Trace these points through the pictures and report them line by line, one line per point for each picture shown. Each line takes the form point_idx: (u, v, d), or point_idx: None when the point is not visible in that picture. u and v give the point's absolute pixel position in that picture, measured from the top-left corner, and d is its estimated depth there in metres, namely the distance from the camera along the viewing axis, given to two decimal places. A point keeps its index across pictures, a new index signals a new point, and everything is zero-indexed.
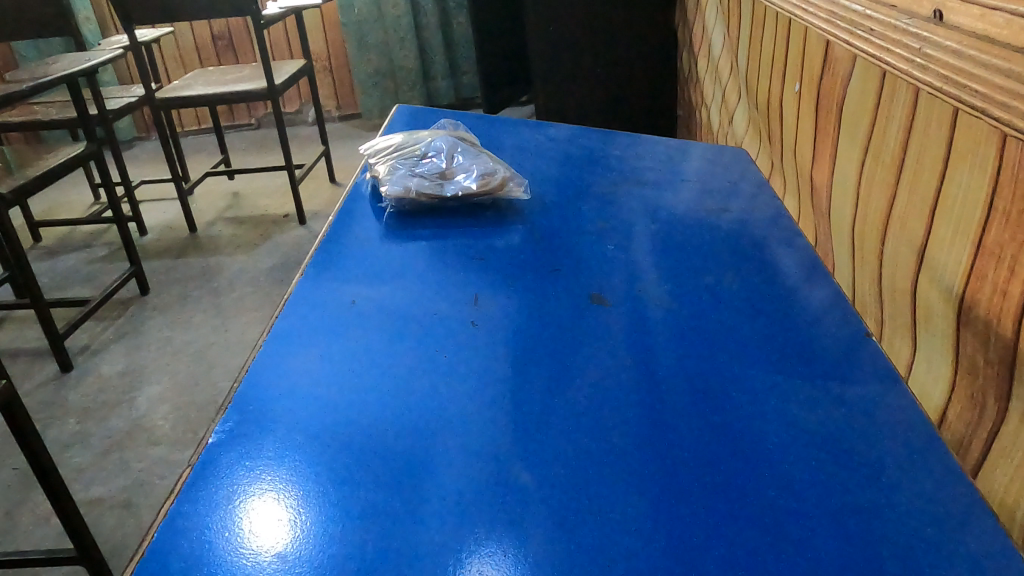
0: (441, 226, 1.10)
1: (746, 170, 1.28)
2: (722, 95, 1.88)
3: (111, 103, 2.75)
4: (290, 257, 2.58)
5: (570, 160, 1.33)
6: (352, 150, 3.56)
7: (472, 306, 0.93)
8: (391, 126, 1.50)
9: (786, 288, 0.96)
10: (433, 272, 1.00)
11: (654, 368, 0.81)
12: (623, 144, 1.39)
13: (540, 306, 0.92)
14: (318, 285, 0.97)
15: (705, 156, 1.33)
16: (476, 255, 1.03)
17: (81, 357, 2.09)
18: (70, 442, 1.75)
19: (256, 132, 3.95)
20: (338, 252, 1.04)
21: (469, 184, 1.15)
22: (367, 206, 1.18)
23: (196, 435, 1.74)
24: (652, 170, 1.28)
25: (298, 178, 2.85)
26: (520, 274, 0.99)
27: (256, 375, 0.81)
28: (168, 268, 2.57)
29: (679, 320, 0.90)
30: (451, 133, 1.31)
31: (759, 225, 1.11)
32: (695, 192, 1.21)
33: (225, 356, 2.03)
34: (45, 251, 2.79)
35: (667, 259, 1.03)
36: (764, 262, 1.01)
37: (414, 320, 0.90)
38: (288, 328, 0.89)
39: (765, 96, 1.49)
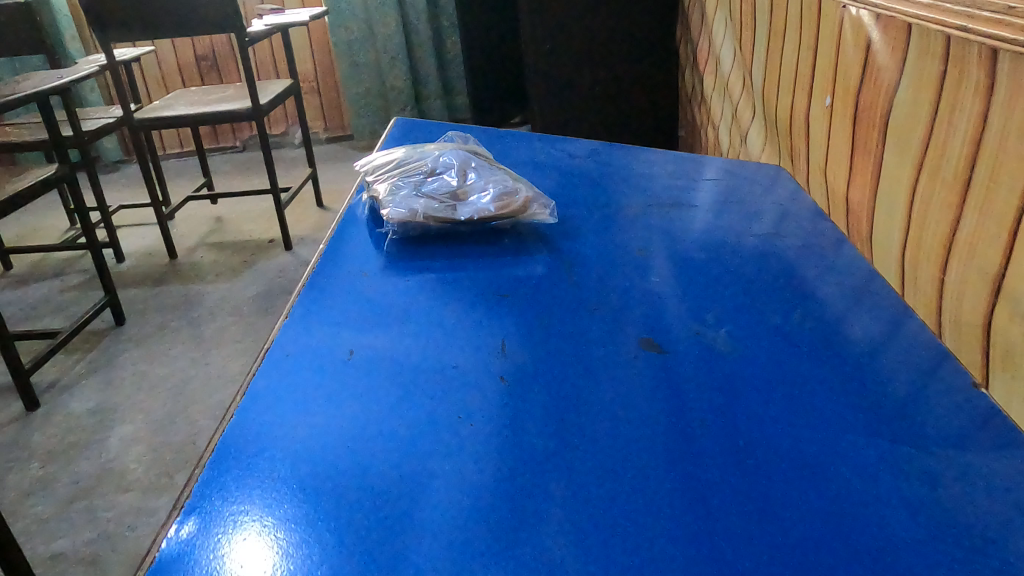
0: (452, 258, 0.98)
1: (772, 188, 1.17)
2: (732, 113, 1.79)
3: (88, 124, 2.62)
4: (275, 284, 2.45)
5: (580, 179, 1.22)
6: (340, 173, 3.45)
7: (497, 351, 0.80)
8: (389, 139, 1.39)
9: (833, 318, 0.84)
10: (445, 313, 0.86)
11: (716, 424, 0.68)
12: (639, 161, 1.28)
13: (574, 352, 0.79)
14: (308, 326, 0.84)
15: (727, 173, 1.23)
16: (495, 291, 0.90)
17: (49, 393, 1.95)
18: (32, 489, 1.61)
19: (242, 155, 3.84)
20: (330, 287, 0.92)
21: (487, 205, 1.03)
22: (364, 232, 1.06)
23: (171, 480, 1.60)
24: (678, 191, 1.17)
25: (283, 203, 2.73)
26: (549, 314, 0.86)
27: (236, 435, 0.68)
28: (145, 297, 2.44)
29: (739, 365, 0.77)
30: (462, 147, 1.20)
31: (793, 247, 1.00)
32: (722, 213, 1.10)
33: (204, 392, 1.89)
34: (15, 279, 2.65)
35: (710, 292, 0.90)
36: (807, 289, 0.90)
37: (427, 369, 0.77)
38: (274, 378, 0.76)
39: (786, 113, 1.39)
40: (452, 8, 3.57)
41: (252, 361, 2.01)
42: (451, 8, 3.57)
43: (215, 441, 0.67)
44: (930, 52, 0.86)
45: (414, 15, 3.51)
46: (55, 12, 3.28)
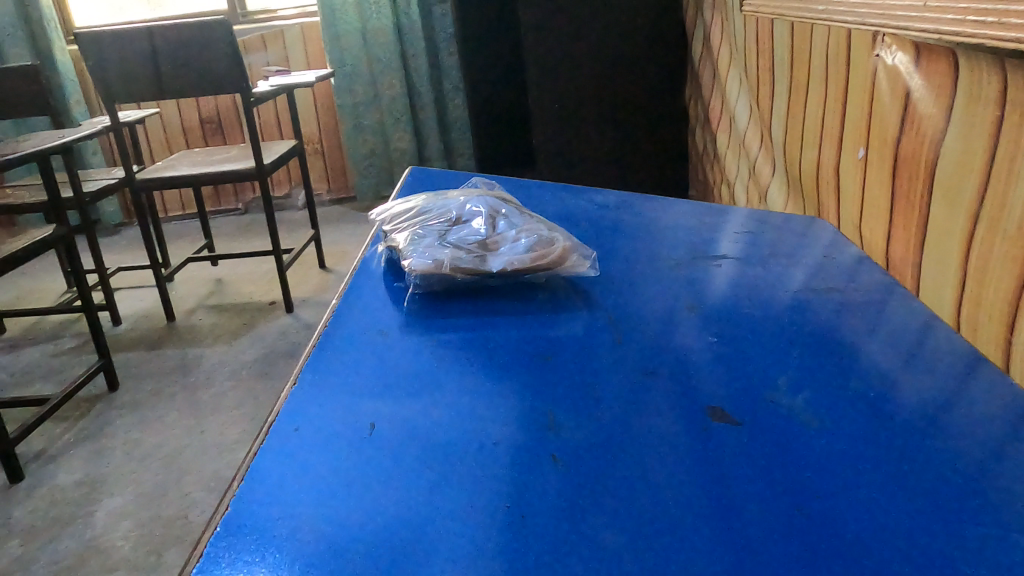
0: (478, 316, 0.90)
1: (810, 239, 1.10)
2: (750, 169, 1.75)
3: (88, 186, 2.59)
4: (276, 347, 2.38)
5: (601, 230, 1.16)
6: (343, 234, 3.40)
7: (545, 424, 0.69)
8: (404, 188, 1.35)
9: (891, 368, 0.77)
10: (482, 381, 0.77)
11: (818, 513, 0.57)
12: (669, 212, 1.22)
13: (635, 424, 0.69)
14: (320, 397, 0.75)
15: (759, 223, 1.17)
16: (534, 356, 0.81)
17: (35, 464, 1.85)
18: (10, 569, 1.51)
19: (244, 216, 3.81)
20: (343, 348, 0.84)
21: (520, 256, 0.96)
22: (381, 287, 0.99)
23: (160, 558, 1.49)
24: (716, 243, 1.10)
25: (286, 264, 2.67)
26: (599, 381, 0.76)
27: (238, 524, 0.59)
28: (141, 361, 2.35)
29: (830, 437, 0.66)
30: (490, 195, 1.14)
31: (836, 293, 0.93)
32: (762, 264, 1.02)
33: (198, 461, 1.79)
34: (7, 343, 2.57)
35: (770, 349, 0.81)
36: (860, 337, 0.83)
37: (463, 448, 0.67)
38: (281, 456, 0.67)
39: (812, 167, 1.34)
40: (456, 71, 3.58)
41: (250, 427, 1.92)
42: (455, 71, 3.58)
43: (208, 531, 0.58)
44: (982, 96, 0.81)
45: (417, 78, 3.52)
46: (61, 76, 3.29)
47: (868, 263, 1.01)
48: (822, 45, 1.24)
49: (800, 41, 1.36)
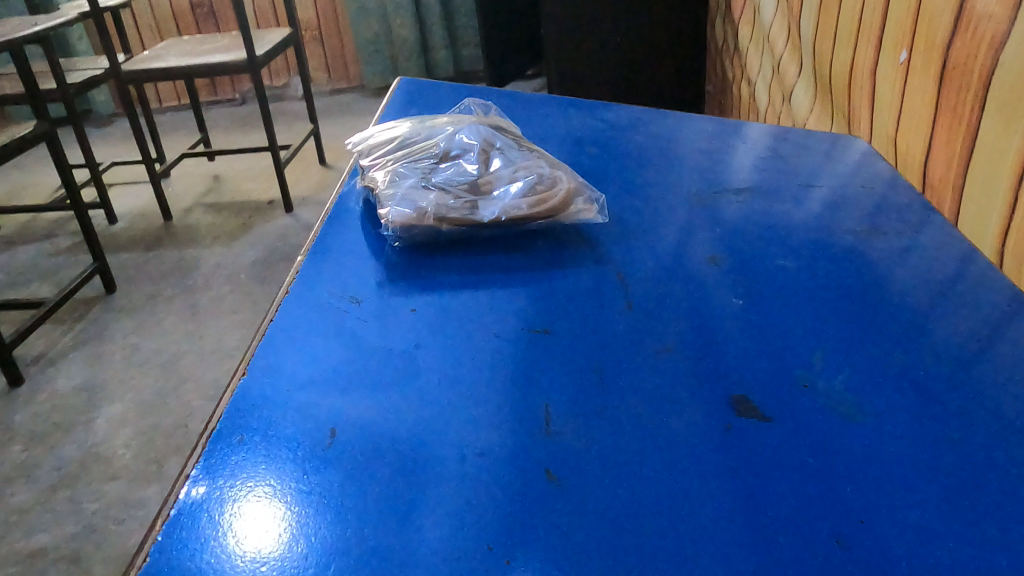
0: (468, 272, 0.80)
1: (844, 165, 0.99)
2: (774, 66, 1.62)
3: (73, 77, 2.45)
4: (275, 249, 2.31)
5: (608, 156, 1.06)
6: (343, 128, 3.27)
7: (541, 423, 0.59)
8: (391, 106, 1.24)
9: (914, 310, 0.71)
10: (468, 363, 0.66)
11: (869, 545, 0.48)
12: (685, 138, 1.09)
13: (652, 425, 0.58)
14: (275, 388, 0.64)
15: (784, 152, 1.04)
16: (526, 328, 0.70)
17: (34, 368, 1.83)
18: (13, 475, 1.50)
19: (241, 108, 3.66)
20: (313, 310, 0.75)
21: (517, 202, 0.85)
22: (358, 233, 0.89)
23: (161, 468, 1.48)
24: (739, 178, 0.98)
25: (283, 161, 2.57)
26: (604, 362, 0.65)
27: (172, 552, 0.49)
28: (138, 262, 2.30)
29: (874, 439, 0.56)
30: (485, 128, 1.02)
31: (862, 227, 0.85)
32: (785, 201, 0.92)
33: (197, 368, 1.77)
34: (2, 242, 2.52)
35: (797, 318, 0.71)
36: (891, 279, 0.75)
37: (443, 455, 0.57)
38: (225, 462, 0.57)
39: (844, 71, 1.22)
40: None
41: (249, 333, 1.89)
42: None
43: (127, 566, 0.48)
44: None
45: None
46: None
47: (900, 186, 0.93)
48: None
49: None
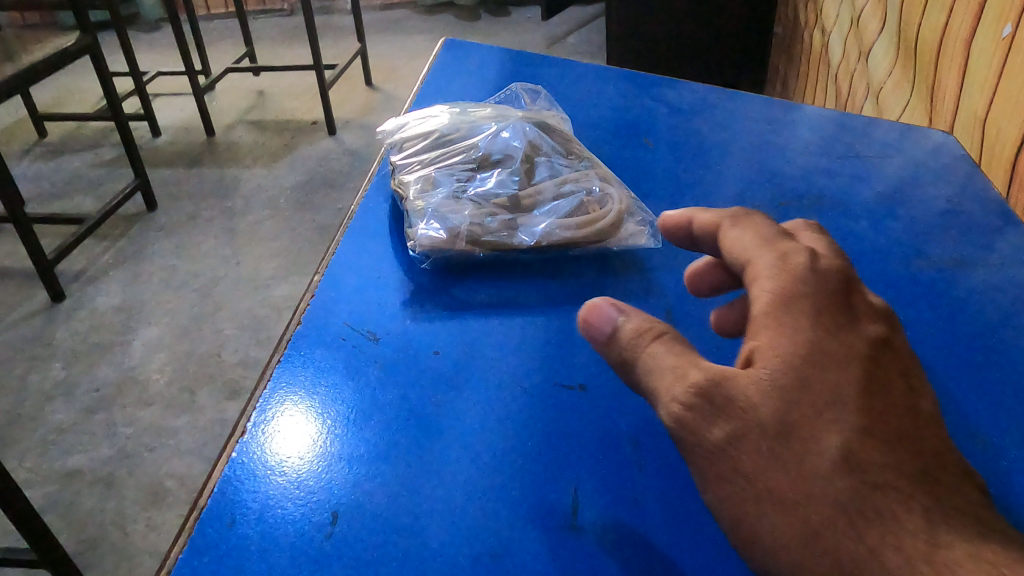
0: (505, 303, 0.70)
1: (935, 160, 0.88)
2: (855, 19, 1.49)
3: None
4: (315, 174, 2.28)
5: (670, 135, 0.95)
6: (391, 46, 3.17)
7: (567, 518, 0.51)
8: (434, 70, 1.13)
9: (1002, 349, 0.63)
10: (490, 425, 0.58)
11: None
12: (753, 120, 0.98)
13: (698, 528, 0.50)
14: (268, 445, 0.56)
15: (868, 140, 0.92)
16: (559, 382, 0.61)
17: (76, 284, 1.85)
18: (53, 393, 1.54)
19: (289, 19, 3.56)
20: (326, 341, 0.65)
21: (562, 223, 0.75)
22: (386, 239, 0.78)
23: (194, 397, 1.50)
24: (812, 173, 0.87)
25: (328, 82, 2.50)
26: (643, 433, 0.57)
27: None
28: (180, 179, 2.29)
29: None
30: (531, 118, 0.91)
31: (947, 242, 0.75)
32: (866, 214, 0.80)
33: (233, 297, 1.77)
34: (48, 149, 2.52)
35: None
36: (974, 305, 0.67)
37: (458, 555, 0.49)
38: (211, 550, 0.49)
39: (935, 36, 1.11)
40: None
41: (285, 263, 1.88)
42: None
43: None
44: None
45: None
46: None
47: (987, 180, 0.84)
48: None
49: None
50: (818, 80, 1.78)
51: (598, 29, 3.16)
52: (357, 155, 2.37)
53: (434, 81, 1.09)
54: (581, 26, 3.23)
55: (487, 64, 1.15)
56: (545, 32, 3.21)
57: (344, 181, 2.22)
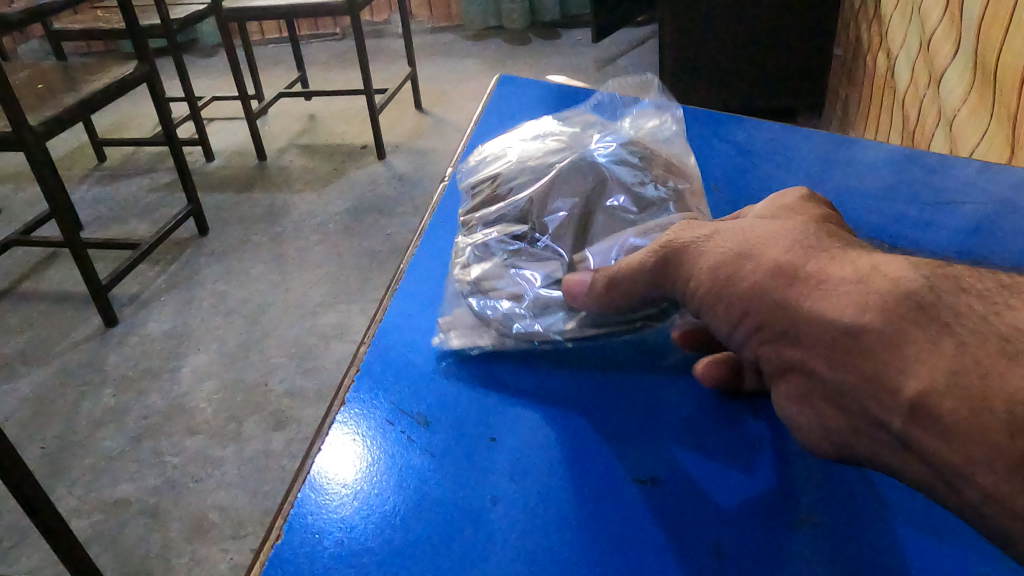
0: (559, 380, 0.68)
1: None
2: (924, 41, 1.43)
3: (177, 12, 2.44)
4: (364, 199, 2.27)
5: (739, 184, 0.89)
6: (441, 70, 3.18)
7: None
8: (490, 108, 1.11)
9: None
10: (553, 526, 0.55)
11: None
12: (822, 159, 0.92)
13: None
14: (319, 546, 0.55)
15: (951, 179, 0.85)
16: (628, 475, 0.58)
17: (128, 309, 1.87)
18: (103, 420, 1.54)
19: (341, 43, 3.61)
20: (374, 424, 0.65)
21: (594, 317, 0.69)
22: (433, 310, 0.78)
23: (240, 427, 1.49)
24: (890, 213, 0.81)
25: (378, 106, 2.50)
26: (722, 538, 0.53)
27: None
28: (231, 204, 2.31)
29: None
30: (617, 161, 0.82)
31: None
32: (964, 268, 0.72)
33: (281, 324, 1.76)
34: (106, 173, 2.58)
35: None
36: None
37: None
38: None
39: (1018, 61, 1.05)
40: None
41: (333, 290, 1.87)
42: None
43: None
44: None
45: None
46: None
47: None
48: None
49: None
50: (883, 103, 1.72)
51: (649, 50, 3.12)
52: (406, 179, 2.37)
53: (488, 123, 1.07)
54: (633, 47, 3.20)
55: (539, 100, 1.12)
56: (595, 54, 3.19)
57: (392, 207, 2.22)
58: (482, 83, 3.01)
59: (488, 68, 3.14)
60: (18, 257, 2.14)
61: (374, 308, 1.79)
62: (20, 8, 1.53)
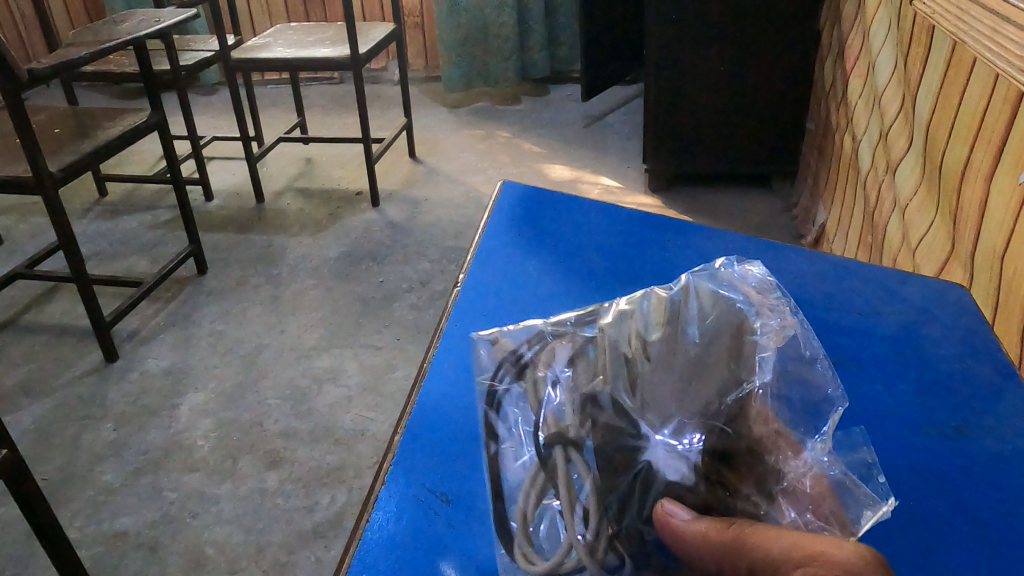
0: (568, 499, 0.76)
1: (945, 304, 0.94)
2: (882, 132, 1.58)
3: (185, 58, 2.55)
4: (358, 245, 2.38)
5: None
6: (435, 119, 3.32)
7: None
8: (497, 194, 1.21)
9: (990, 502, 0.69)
10: None
11: None
12: (779, 258, 1.04)
13: None
14: None
15: (886, 283, 0.98)
16: None
17: (128, 345, 1.95)
18: (103, 454, 1.61)
19: (338, 87, 3.74)
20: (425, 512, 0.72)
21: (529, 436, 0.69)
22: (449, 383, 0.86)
23: (236, 465, 1.57)
24: (830, 313, 0.93)
25: (375, 156, 2.62)
26: None
27: None
28: (229, 245, 2.40)
29: None
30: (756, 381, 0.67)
31: (959, 409, 0.79)
32: (887, 373, 0.84)
33: (277, 366, 1.85)
34: (107, 208, 2.66)
35: (910, 559, 0.64)
36: (980, 459, 0.73)
37: None
38: None
39: (958, 166, 1.18)
40: None
41: (327, 333, 1.96)
42: None
43: None
44: None
45: None
46: None
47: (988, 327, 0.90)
48: (987, 34, 1.07)
49: (953, 21, 1.19)
50: (847, 183, 1.86)
51: (634, 110, 3.28)
52: (398, 227, 2.47)
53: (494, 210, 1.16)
54: (618, 106, 3.35)
55: (528, 189, 1.24)
56: (583, 111, 3.34)
57: (385, 254, 2.31)
58: (473, 134, 3.15)
59: (480, 121, 3.28)
60: (21, 289, 2.21)
61: (365, 354, 1.88)
62: (48, 62, 1.64)
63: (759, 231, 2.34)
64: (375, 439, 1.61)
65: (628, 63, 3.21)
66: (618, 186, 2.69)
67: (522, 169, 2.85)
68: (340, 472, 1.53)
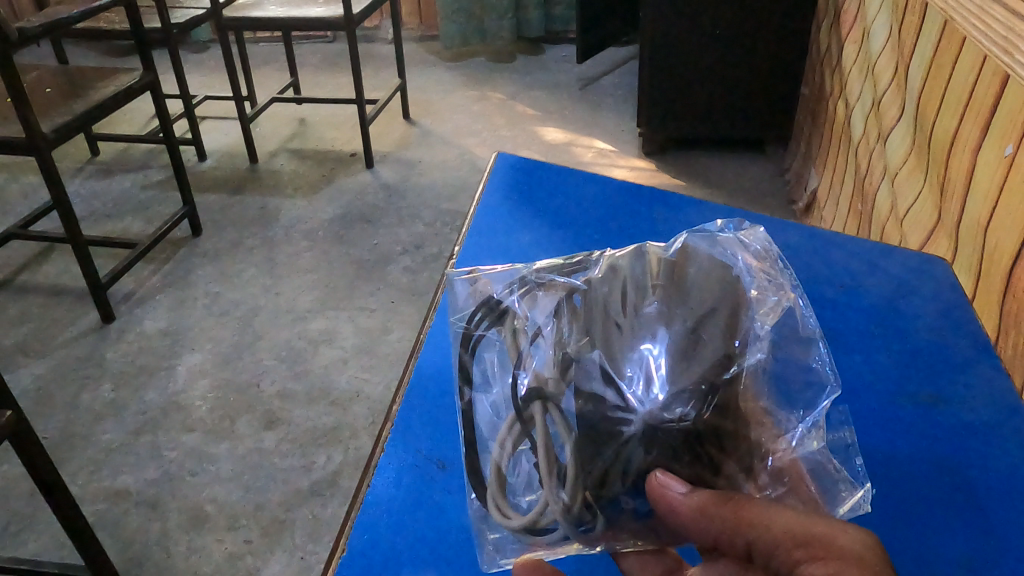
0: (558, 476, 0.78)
1: (929, 276, 0.96)
2: (875, 100, 1.59)
3: (176, 16, 2.52)
4: (352, 207, 2.38)
5: None
6: (429, 80, 3.29)
7: None
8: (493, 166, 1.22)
9: (959, 472, 0.72)
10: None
11: None
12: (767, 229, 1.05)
13: None
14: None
15: (871, 256, 1.00)
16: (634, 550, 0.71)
17: (124, 306, 1.96)
18: (102, 414, 1.64)
19: (331, 46, 3.70)
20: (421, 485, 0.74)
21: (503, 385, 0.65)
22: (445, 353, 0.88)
23: (234, 425, 1.59)
24: (815, 286, 0.95)
25: (369, 117, 2.60)
26: None
27: None
28: (223, 206, 2.40)
29: None
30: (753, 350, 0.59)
31: (936, 379, 0.81)
32: (866, 345, 0.86)
33: (273, 328, 1.87)
34: (100, 168, 2.65)
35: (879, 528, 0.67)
36: (953, 429, 0.76)
37: None
38: None
39: (947, 137, 1.20)
40: None
41: (322, 296, 1.97)
42: None
43: None
44: None
45: None
46: None
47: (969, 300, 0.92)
48: (977, 13, 1.09)
49: None
50: (839, 151, 1.88)
51: (630, 72, 3.26)
52: (392, 189, 2.47)
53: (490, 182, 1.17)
54: (614, 68, 3.33)
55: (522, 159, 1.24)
56: (578, 73, 3.32)
57: (379, 217, 2.32)
58: (468, 96, 3.13)
59: (475, 82, 3.26)
60: (16, 249, 2.22)
61: (360, 317, 1.90)
62: (38, 22, 1.62)
63: (751, 197, 2.35)
64: (369, 401, 1.64)
65: (625, 24, 3.18)
66: (612, 149, 2.69)
67: (516, 131, 2.84)
68: (336, 433, 1.56)
